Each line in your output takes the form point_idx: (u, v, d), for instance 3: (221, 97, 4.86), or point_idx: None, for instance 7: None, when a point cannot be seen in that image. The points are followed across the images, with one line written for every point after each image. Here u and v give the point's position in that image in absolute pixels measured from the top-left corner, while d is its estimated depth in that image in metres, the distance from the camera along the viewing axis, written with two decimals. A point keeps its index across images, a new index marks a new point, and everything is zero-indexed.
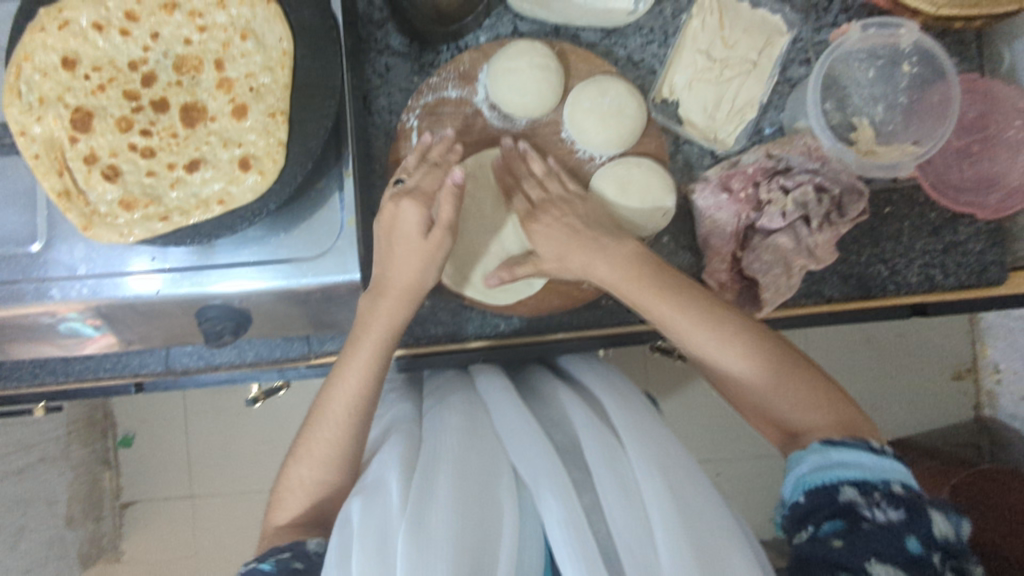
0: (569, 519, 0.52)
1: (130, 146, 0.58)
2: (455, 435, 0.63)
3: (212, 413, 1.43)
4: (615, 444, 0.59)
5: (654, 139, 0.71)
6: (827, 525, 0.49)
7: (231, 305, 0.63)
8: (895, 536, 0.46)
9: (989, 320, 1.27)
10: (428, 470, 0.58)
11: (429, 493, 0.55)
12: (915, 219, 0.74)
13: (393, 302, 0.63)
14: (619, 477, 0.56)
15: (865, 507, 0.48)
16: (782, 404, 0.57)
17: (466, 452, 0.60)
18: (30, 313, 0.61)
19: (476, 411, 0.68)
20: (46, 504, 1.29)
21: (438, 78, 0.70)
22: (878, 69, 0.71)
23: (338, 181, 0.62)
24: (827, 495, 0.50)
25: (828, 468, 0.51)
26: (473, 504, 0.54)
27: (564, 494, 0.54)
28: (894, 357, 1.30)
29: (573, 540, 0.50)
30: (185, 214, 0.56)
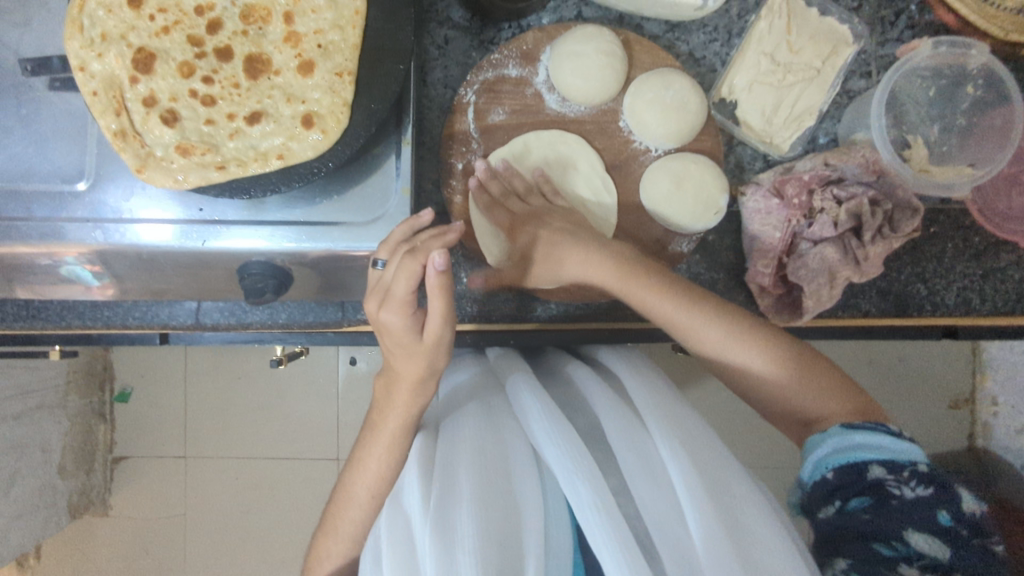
0: (596, 500, 0.51)
1: (191, 92, 0.56)
2: (474, 427, 0.63)
3: (214, 375, 1.42)
4: (638, 427, 0.59)
5: (711, 137, 0.71)
6: (854, 501, 0.52)
7: (274, 262, 0.62)
8: (927, 511, 0.50)
9: (992, 353, 1.28)
10: (449, 463, 0.58)
11: (452, 488, 0.54)
12: (959, 242, 0.73)
13: (402, 390, 0.63)
14: (644, 461, 0.55)
15: (893, 485, 0.51)
16: (795, 391, 0.61)
17: (483, 443, 0.60)
18: (66, 252, 0.60)
19: (494, 402, 0.68)
20: (40, 451, 1.28)
21: (501, 55, 0.69)
22: (940, 89, 0.70)
23: (396, 148, 0.61)
24: (852, 474, 0.53)
25: (851, 451, 0.54)
26: (497, 499, 0.53)
27: (586, 475, 0.53)
28: (897, 381, 1.31)
29: (605, 522, 0.49)
30: (243, 165, 0.55)
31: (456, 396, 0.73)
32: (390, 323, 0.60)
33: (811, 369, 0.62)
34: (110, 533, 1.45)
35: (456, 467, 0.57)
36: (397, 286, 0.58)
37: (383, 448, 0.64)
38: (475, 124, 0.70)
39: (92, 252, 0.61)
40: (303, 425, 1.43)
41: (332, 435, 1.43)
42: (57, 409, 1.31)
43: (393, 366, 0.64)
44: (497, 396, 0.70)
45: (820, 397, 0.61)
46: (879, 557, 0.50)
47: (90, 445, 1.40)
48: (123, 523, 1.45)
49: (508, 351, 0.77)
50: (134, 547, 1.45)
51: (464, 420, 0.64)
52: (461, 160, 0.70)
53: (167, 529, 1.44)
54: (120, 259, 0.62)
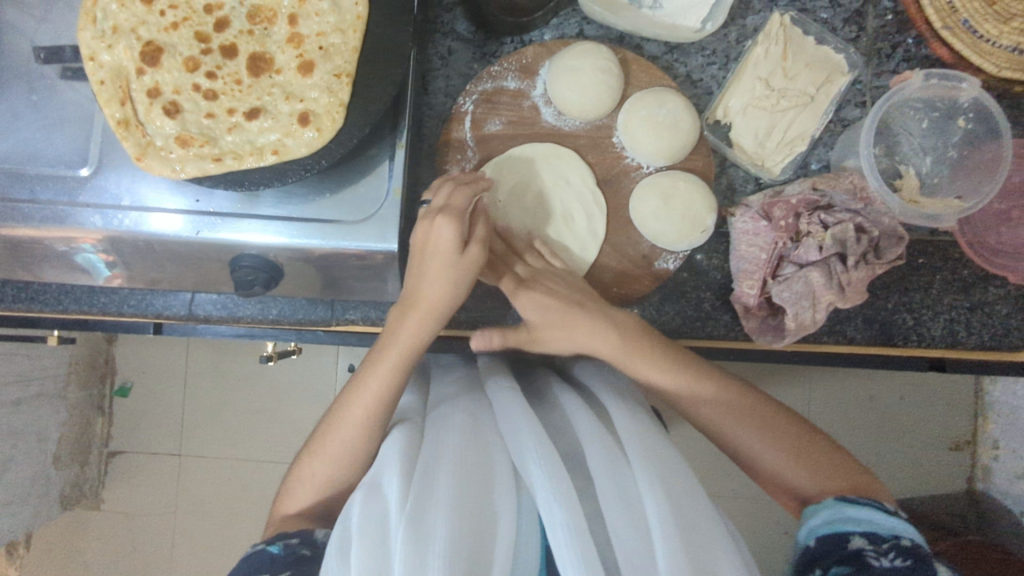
0: (571, 520, 0.50)
1: (194, 86, 0.59)
2: (457, 433, 0.62)
3: (212, 374, 1.43)
4: (617, 453, 0.58)
5: (702, 158, 0.72)
6: (833, 570, 0.51)
7: (266, 257, 0.63)
8: None
9: (994, 395, 1.26)
10: (427, 466, 0.58)
11: (426, 491, 0.54)
12: (947, 273, 0.73)
13: (416, 317, 0.64)
14: (620, 483, 0.55)
15: (873, 556, 0.50)
16: (791, 472, 0.60)
17: (465, 451, 0.60)
18: (70, 236, 0.62)
19: (480, 410, 0.68)
20: (36, 440, 1.30)
21: (501, 67, 0.71)
22: (932, 121, 0.72)
23: (391, 151, 0.63)
24: (835, 543, 0.52)
25: (839, 521, 0.53)
26: (472, 506, 0.53)
27: (565, 496, 0.52)
28: (895, 418, 1.29)
29: (574, 546, 0.49)
30: (239, 158, 0.57)
31: (439, 396, 0.73)
32: (441, 232, 0.62)
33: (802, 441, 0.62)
34: (99, 527, 1.46)
35: (435, 470, 0.57)
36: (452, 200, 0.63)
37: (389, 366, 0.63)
38: (472, 133, 0.71)
39: (95, 238, 0.62)
40: (296, 429, 1.43)
41: None
42: (56, 398, 1.33)
43: (412, 295, 0.64)
44: (483, 404, 0.70)
45: (815, 476, 0.60)
46: None
47: (86, 437, 1.42)
48: (113, 517, 1.46)
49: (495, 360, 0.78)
50: (122, 543, 1.45)
51: (449, 422, 0.65)
52: (456, 167, 0.72)
53: (156, 526, 1.45)
54: (116, 245, 0.64)
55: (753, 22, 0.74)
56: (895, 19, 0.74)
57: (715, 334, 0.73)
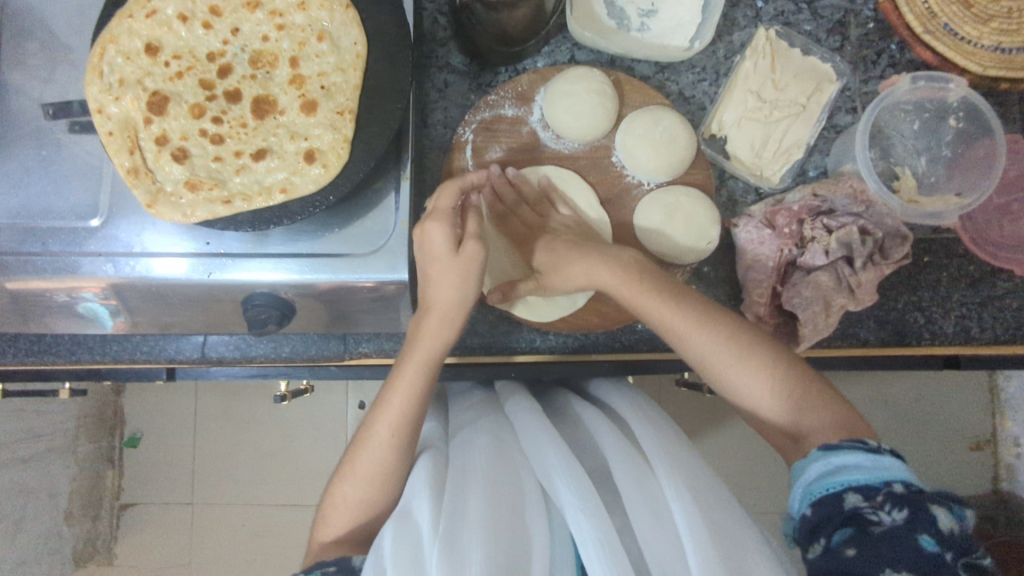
0: (603, 532, 0.50)
1: (201, 131, 0.60)
2: (484, 458, 0.62)
3: (223, 419, 1.44)
4: (644, 466, 0.58)
5: (702, 171, 0.73)
6: (836, 536, 0.47)
7: (277, 294, 0.64)
8: (906, 540, 0.44)
9: (1010, 392, 1.25)
10: (457, 488, 0.57)
11: (457, 512, 0.54)
12: (954, 270, 0.74)
13: (431, 317, 0.64)
14: (650, 497, 0.54)
15: (870, 512, 0.46)
16: (780, 410, 0.56)
17: (494, 475, 0.59)
18: (77, 286, 0.63)
19: (504, 434, 0.68)
20: (48, 496, 1.29)
21: (497, 96, 0.72)
22: (924, 122, 0.73)
23: (396, 183, 0.64)
24: (832, 505, 0.48)
25: (831, 476, 0.50)
26: (504, 524, 0.53)
27: (598, 512, 0.52)
28: (912, 421, 1.29)
29: (608, 560, 0.48)
30: (248, 199, 0.58)
31: (461, 423, 0.73)
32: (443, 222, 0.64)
33: (789, 374, 0.56)
34: None
35: (464, 493, 0.56)
36: (440, 202, 0.65)
37: (415, 378, 0.63)
38: (474, 161, 0.72)
39: (101, 286, 0.63)
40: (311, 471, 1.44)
41: None
42: (67, 453, 1.33)
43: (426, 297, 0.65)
44: (506, 429, 0.70)
45: (805, 409, 0.55)
46: None
47: (97, 492, 1.41)
48: (128, 570, 1.45)
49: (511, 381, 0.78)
50: None
51: (474, 446, 0.65)
52: None
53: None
54: (128, 292, 0.64)
55: (739, 38, 0.76)
56: (876, 26, 0.76)
57: None
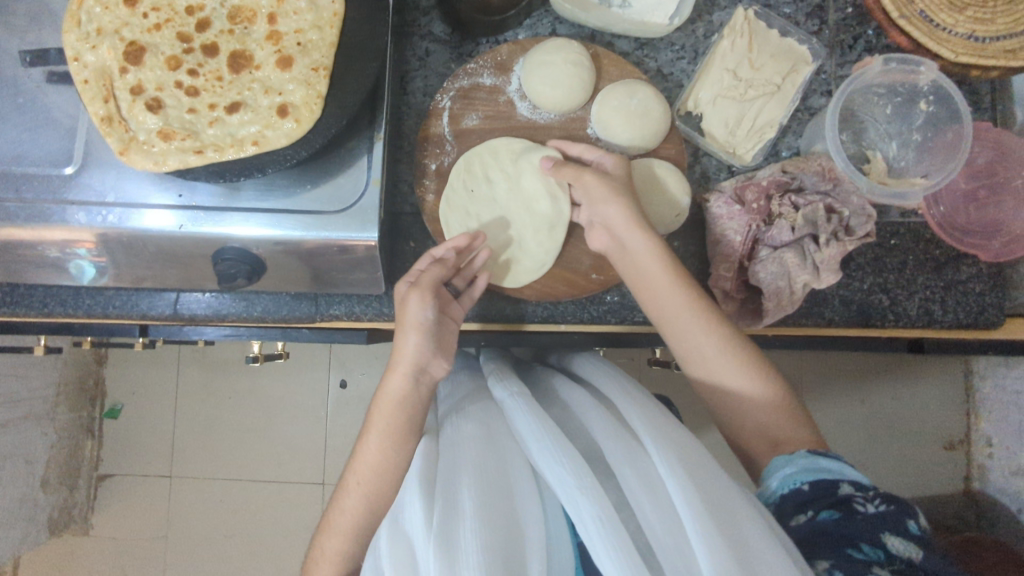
0: (602, 510, 0.51)
1: (177, 83, 0.60)
2: (474, 449, 0.63)
3: (202, 395, 1.58)
4: (635, 445, 0.58)
5: (675, 147, 0.74)
6: (823, 513, 0.54)
7: (248, 250, 0.64)
8: (893, 522, 0.51)
9: (983, 393, 1.24)
10: (447, 484, 0.58)
11: (450, 509, 0.55)
12: (919, 254, 0.75)
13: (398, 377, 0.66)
14: (643, 475, 0.55)
15: (859, 500, 0.53)
16: (768, 416, 0.64)
17: (485, 464, 0.60)
18: (66, 238, 0.63)
19: (494, 423, 0.69)
20: (24, 462, 1.40)
21: (476, 64, 0.73)
22: (896, 106, 0.74)
23: (370, 143, 0.65)
24: (823, 488, 0.55)
25: (818, 470, 0.57)
26: (500, 519, 0.54)
27: (592, 486, 0.53)
28: (880, 420, 1.33)
29: (611, 539, 0.49)
30: (220, 150, 0.58)
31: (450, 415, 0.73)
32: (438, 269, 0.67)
33: (775, 390, 0.65)
34: (91, 549, 1.57)
35: (455, 488, 0.57)
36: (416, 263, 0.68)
37: (377, 435, 0.65)
38: (450, 128, 0.73)
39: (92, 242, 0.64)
40: (292, 446, 1.57)
41: (320, 460, 1.57)
42: (45, 421, 1.45)
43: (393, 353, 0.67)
44: (496, 417, 0.71)
45: (785, 422, 0.64)
46: (851, 560, 0.50)
47: (76, 461, 1.54)
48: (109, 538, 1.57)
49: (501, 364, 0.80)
50: (112, 567, 1.57)
51: (463, 438, 0.65)
52: (435, 161, 0.73)
53: (150, 546, 1.56)
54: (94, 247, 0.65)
55: (719, 18, 0.77)
56: (855, 11, 0.77)
57: None
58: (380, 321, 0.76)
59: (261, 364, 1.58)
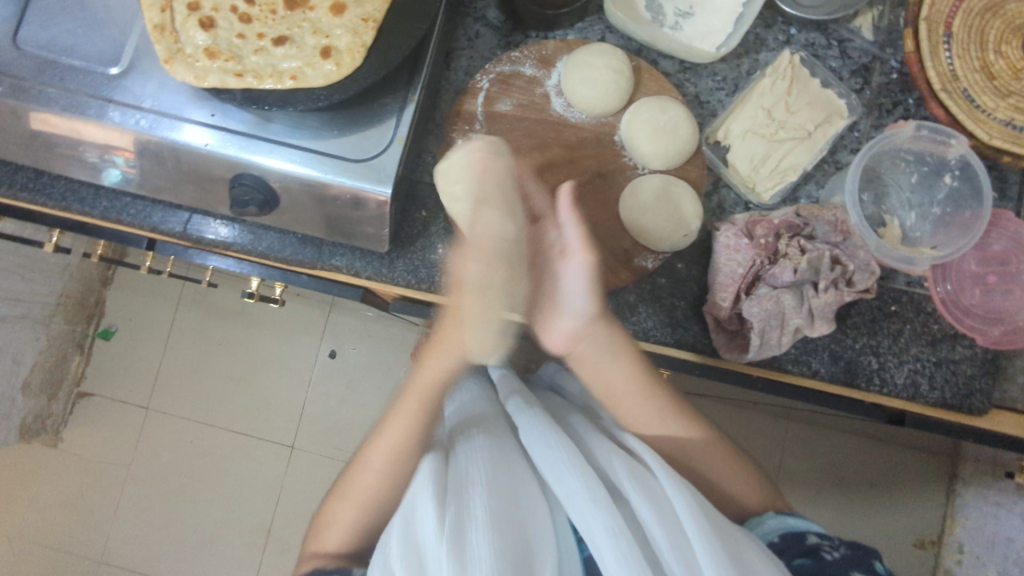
0: (612, 521, 0.58)
1: (233, 8, 0.64)
2: (484, 451, 0.69)
3: (196, 334, 1.60)
4: (639, 466, 0.64)
5: (697, 170, 0.75)
6: (796, 561, 0.64)
7: (266, 181, 0.66)
8: (857, 565, 0.62)
9: (964, 500, 1.27)
10: (458, 488, 0.64)
11: (464, 510, 0.61)
12: (917, 325, 0.74)
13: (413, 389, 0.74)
14: (650, 492, 0.61)
15: (827, 547, 0.64)
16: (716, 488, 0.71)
17: (494, 469, 0.66)
18: (107, 138, 0.65)
19: (499, 431, 0.74)
20: (12, 361, 1.43)
21: (520, 53, 0.75)
22: (922, 176, 0.75)
23: (402, 103, 0.66)
24: (794, 539, 0.66)
25: (789, 525, 0.68)
26: (509, 521, 0.61)
27: (601, 496, 0.59)
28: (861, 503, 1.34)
29: (621, 551, 0.56)
30: (259, 78, 0.60)
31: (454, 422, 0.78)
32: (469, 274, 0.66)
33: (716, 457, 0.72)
34: (54, 462, 1.58)
35: (466, 490, 0.63)
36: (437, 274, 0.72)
37: (404, 419, 0.73)
38: (483, 108, 0.74)
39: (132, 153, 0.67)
40: (271, 404, 1.58)
41: (293, 424, 1.57)
42: (41, 326, 1.48)
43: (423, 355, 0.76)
44: (499, 426, 0.75)
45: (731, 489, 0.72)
46: None
47: (60, 372, 1.56)
48: (73, 455, 1.58)
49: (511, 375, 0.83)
50: (72, 485, 1.57)
51: (471, 441, 0.70)
52: (462, 136, 0.73)
53: (111, 473, 1.57)
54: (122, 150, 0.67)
55: (765, 58, 0.79)
56: (899, 78, 0.78)
57: (684, 342, 0.73)
58: (377, 281, 0.76)
59: (259, 316, 1.60)
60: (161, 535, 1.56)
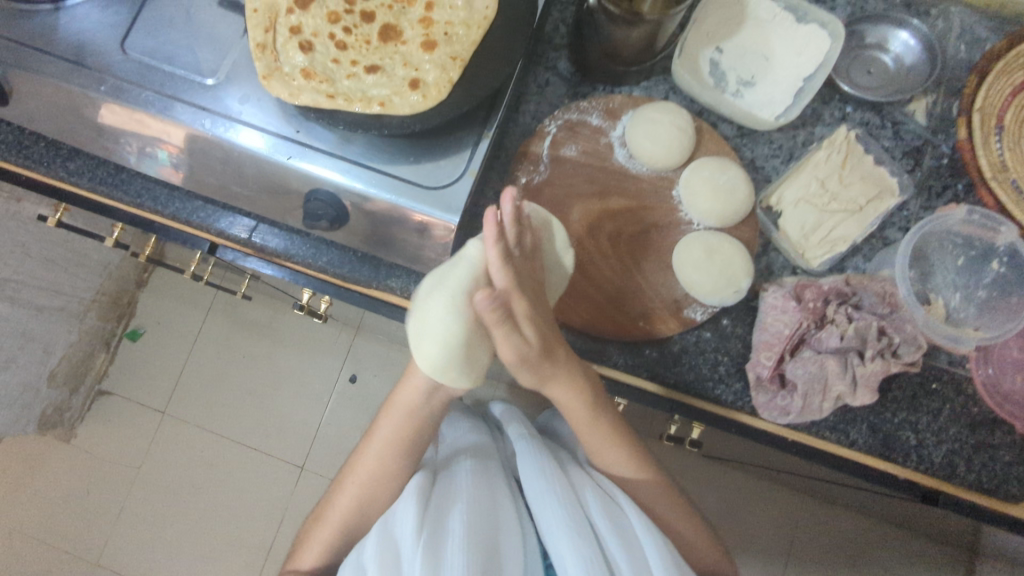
0: (584, 551, 0.65)
1: (331, 35, 0.68)
2: (472, 479, 0.77)
3: (222, 344, 1.62)
4: (612, 508, 0.72)
5: (750, 232, 0.77)
6: None
7: (338, 195, 0.69)
8: None
9: None
10: (442, 510, 0.71)
11: (448, 524, 0.68)
12: (956, 406, 0.74)
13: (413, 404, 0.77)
14: (619, 530, 0.68)
15: None
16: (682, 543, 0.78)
17: (478, 496, 0.74)
18: (189, 139, 0.69)
19: (486, 467, 0.82)
20: (43, 351, 1.44)
21: (588, 104, 0.79)
22: (969, 259, 0.77)
23: (477, 138, 0.69)
24: None
25: None
26: (484, 540, 0.68)
27: (580, 532, 0.67)
28: None
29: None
30: (349, 101, 0.64)
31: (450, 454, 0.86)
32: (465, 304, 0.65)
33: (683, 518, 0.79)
34: (64, 458, 1.58)
35: (453, 510, 0.70)
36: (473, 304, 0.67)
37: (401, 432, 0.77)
38: (549, 151, 0.77)
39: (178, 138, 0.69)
40: (286, 423, 1.58)
41: (305, 444, 1.57)
42: (74, 320, 1.50)
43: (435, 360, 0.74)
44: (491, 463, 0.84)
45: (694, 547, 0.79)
46: None
47: (85, 368, 1.58)
48: (85, 452, 1.58)
49: (512, 410, 0.96)
50: (79, 483, 1.57)
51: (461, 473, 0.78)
52: (526, 177, 0.76)
53: (120, 475, 1.57)
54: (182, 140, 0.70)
55: (821, 132, 0.82)
56: (950, 163, 0.81)
57: (724, 400, 0.73)
58: None
59: (287, 333, 1.62)
60: (159, 543, 1.55)
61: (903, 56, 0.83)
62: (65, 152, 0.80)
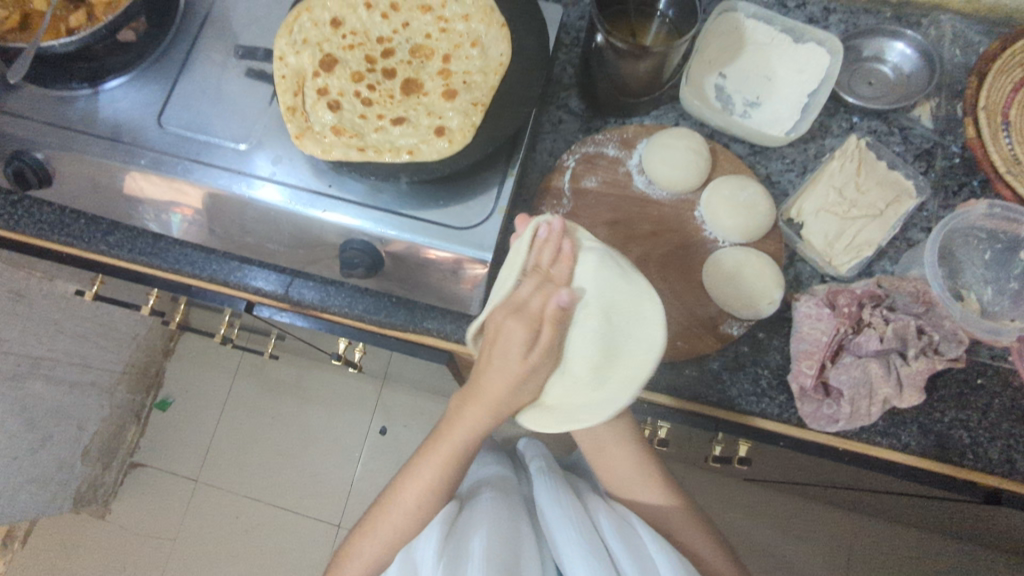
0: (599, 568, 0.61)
1: (355, 93, 0.72)
2: (494, 508, 0.75)
3: (250, 407, 1.63)
4: (632, 530, 0.68)
5: (774, 244, 0.79)
6: None
7: (373, 243, 0.71)
8: None
9: None
10: (463, 540, 0.69)
11: (466, 549, 0.66)
12: (1004, 400, 0.73)
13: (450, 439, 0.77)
14: (639, 551, 0.64)
15: None
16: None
17: (499, 522, 0.72)
18: (224, 201, 0.71)
19: (511, 498, 0.80)
20: (76, 428, 1.45)
21: (603, 136, 0.81)
22: (996, 252, 0.78)
23: (501, 176, 0.71)
24: None
25: None
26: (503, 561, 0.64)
27: (594, 551, 0.63)
28: None
29: None
30: (379, 152, 0.67)
31: (476, 489, 0.85)
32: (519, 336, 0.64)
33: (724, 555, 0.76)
34: (98, 534, 1.57)
35: (471, 536, 0.69)
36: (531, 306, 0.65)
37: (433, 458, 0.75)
38: (570, 184, 0.79)
39: (202, 195, 0.71)
40: (319, 481, 1.58)
41: (341, 501, 1.56)
42: (106, 394, 1.52)
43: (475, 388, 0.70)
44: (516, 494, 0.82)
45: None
46: None
47: (117, 442, 1.59)
48: (120, 528, 1.57)
49: (534, 443, 0.96)
50: (114, 559, 1.55)
51: (486, 504, 0.77)
52: (549, 211, 0.78)
53: (155, 547, 1.56)
54: (210, 200, 0.72)
55: (830, 143, 0.84)
56: (962, 162, 0.83)
57: (769, 413, 0.73)
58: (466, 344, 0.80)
59: (315, 390, 1.63)
60: None
61: (902, 65, 0.86)
62: (104, 227, 0.83)
